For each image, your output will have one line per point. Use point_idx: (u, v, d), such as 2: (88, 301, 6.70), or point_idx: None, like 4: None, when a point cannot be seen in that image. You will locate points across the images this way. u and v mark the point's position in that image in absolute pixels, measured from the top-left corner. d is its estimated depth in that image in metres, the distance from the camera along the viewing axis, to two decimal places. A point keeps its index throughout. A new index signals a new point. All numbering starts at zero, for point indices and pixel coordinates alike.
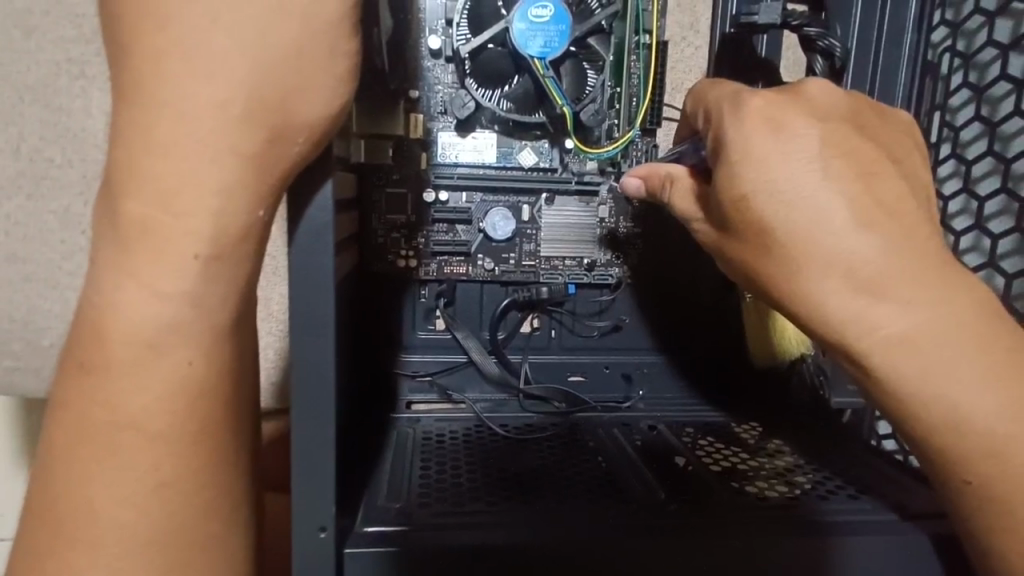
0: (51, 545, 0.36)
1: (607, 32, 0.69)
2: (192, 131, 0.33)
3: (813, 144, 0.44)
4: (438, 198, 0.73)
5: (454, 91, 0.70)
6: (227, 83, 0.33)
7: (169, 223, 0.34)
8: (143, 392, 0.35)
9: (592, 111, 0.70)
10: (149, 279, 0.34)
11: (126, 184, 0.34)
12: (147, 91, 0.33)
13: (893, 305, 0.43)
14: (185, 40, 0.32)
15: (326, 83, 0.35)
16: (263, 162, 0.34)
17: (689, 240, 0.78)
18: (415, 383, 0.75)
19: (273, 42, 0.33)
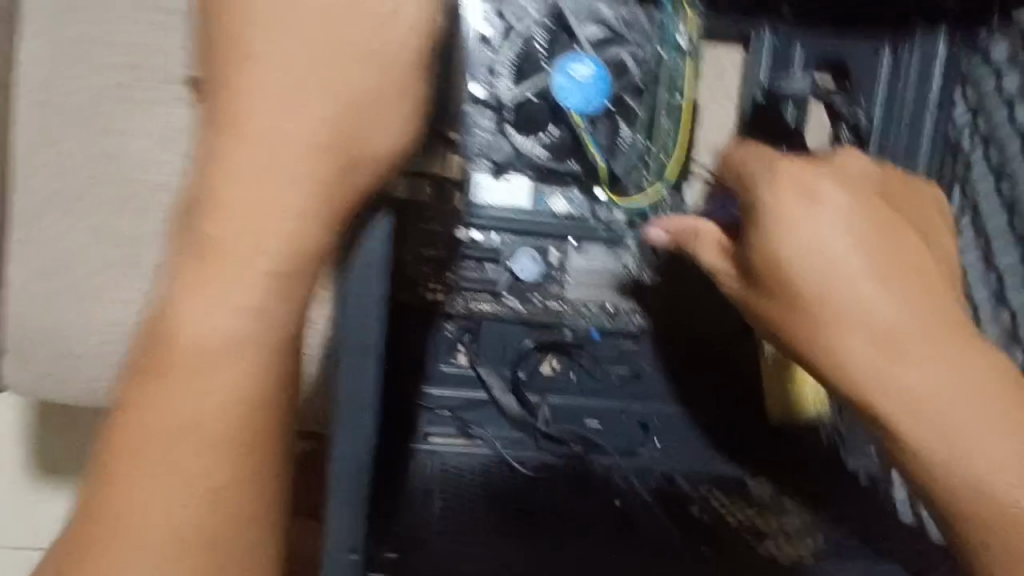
0: (97, 543, 0.38)
1: (640, 93, 0.74)
2: (277, 156, 0.37)
3: (840, 216, 0.47)
4: (471, 236, 0.76)
5: (492, 136, 0.74)
6: (316, 119, 0.38)
7: (248, 240, 0.37)
8: (202, 403, 0.37)
9: (624, 164, 0.75)
10: (218, 295, 0.37)
11: (211, 204, 0.37)
12: (241, 120, 0.37)
13: (915, 373, 0.44)
14: (282, 80, 0.38)
15: (395, 120, 0.40)
16: (337, 188, 0.39)
17: (713, 291, 0.79)
18: (434, 416, 0.76)
19: (356, 87, 0.38)
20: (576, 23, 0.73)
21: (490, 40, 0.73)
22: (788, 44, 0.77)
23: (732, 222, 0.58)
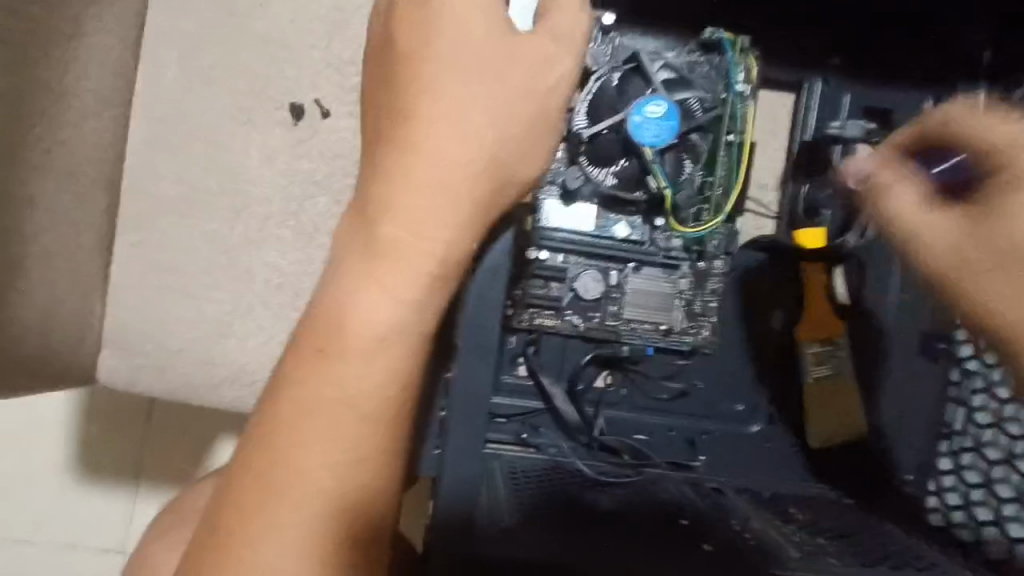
0: (266, 485, 0.47)
1: (703, 131, 0.79)
2: (445, 173, 0.48)
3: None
4: (539, 256, 0.81)
5: (563, 166, 0.79)
6: (482, 145, 0.49)
7: (405, 244, 0.47)
8: (358, 377, 0.47)
9: (686, 195, 0.80)
10: (385, 285, 0.47)
11: (383, 209, 0.48)
12: (415, 138, 0.48)
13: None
14: (455, 104, 0.49)
15: (537, 156, 0.51)
16: (488, 207, 0.49)
17: (782, 307, 0.88)
18: (495, 425, 0.80)
19: (514, 118, 0.50)
20: (646, 66, 0.79)
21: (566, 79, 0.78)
22: (836, 93, 0.84)
23: (952, 179, 0.63)
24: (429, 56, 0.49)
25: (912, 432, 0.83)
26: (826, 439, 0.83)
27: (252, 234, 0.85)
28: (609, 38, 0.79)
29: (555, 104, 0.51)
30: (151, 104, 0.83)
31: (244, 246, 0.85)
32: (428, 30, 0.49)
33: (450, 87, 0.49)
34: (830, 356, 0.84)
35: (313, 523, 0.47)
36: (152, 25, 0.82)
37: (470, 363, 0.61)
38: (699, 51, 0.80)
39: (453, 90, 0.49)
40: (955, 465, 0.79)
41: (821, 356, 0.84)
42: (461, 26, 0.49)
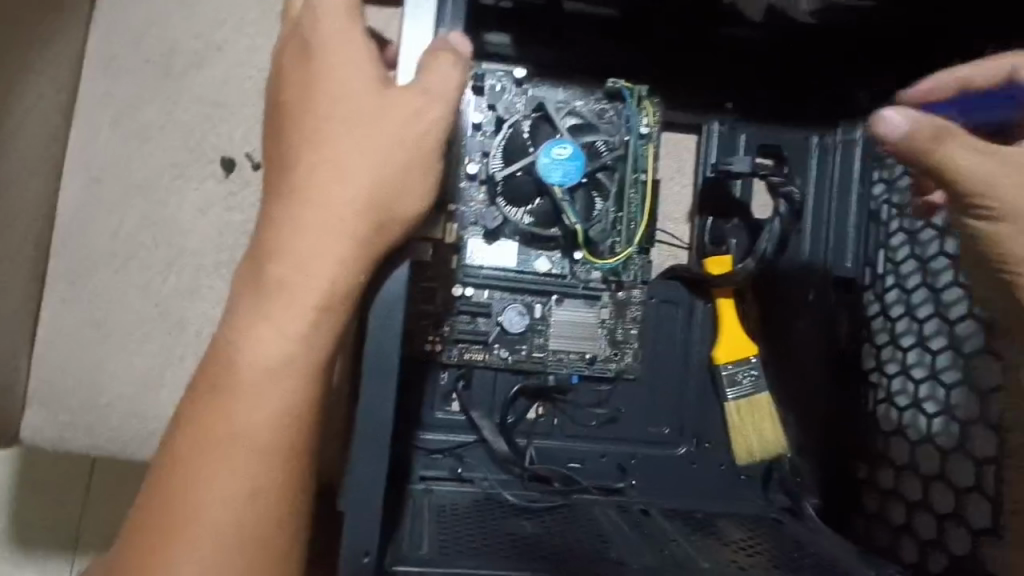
0: (160, 533, 0.44)
1: (611, 170, 0.86)
2: (329, 201, 0.44)
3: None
4: (464, 293, 0.85)
5: (484, 206, 0.85)
6: (366, 172, 0.45)
7: (287, 286, 0.44)
8: (255, 406, 0.44)
9: (599, 229, 0.85)
10: (274, 315, 0.44)
11: (270, 250, 0.45)
12: (304, 157, 0.45)
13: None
14: (340, 125, 0.45)
15: (418, 189, 0.46)
16: (371, 242, 0.45)
17: (706, 335, 0.91)
18: (430, 460, 0.83)
19: (399, 148, 0.45)
20: (554, 113, 0.86)
21: (482, 128, 0.85)
22: (734, 132, 0.91)
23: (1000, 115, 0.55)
24: (313, 91, 0.46)
25: (827, 451, 0.88)
26: (748, 455, 0.88)
27: (183, 286, 0.84)
28: (523, 89, 0.86)
29: (443, 125, 0.46)
30: (87, 163, 0.84)
31: (176, 298, 0.84)
32: (306, 68, 0.46)
33: (337, 106, 0.45)
34: (744, 375, 0.88)
35: (221, 567, 0.44)
36: (89, 87, 0.85)
37: (368, 401, 0.49)
38: (605, 99, 0.88)
39: (332, 124, 0.45)
40: (870, 474, 0.84)
41: (736, 377, 0.88)
42: (341, 61, 0.45)
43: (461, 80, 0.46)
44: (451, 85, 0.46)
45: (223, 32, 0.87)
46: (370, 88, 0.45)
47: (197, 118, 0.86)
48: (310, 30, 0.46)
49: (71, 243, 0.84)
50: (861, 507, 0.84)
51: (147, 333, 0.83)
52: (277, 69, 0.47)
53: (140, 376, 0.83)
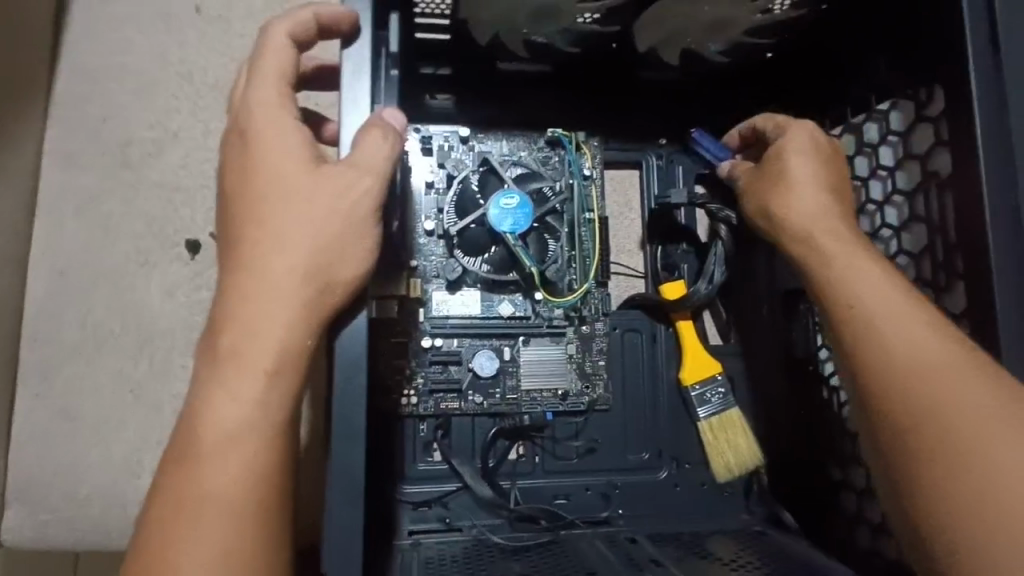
0: None
1: (560, 212, 0.90)
2: (273, 278, 0.47)
3: (809, 167, 0.69)
4: (433, 343, 0.88)
5: (444, 259, 0.89)
6: (304, 246, 0.48)
7: (240, 358, 0.47)
8: (223, 473, 0.46)
9: (555, 268, 0.89)
10: (231, 386, 0.47)
11: (224, 323, 0.48)
12: (249, 237, 0.48)
13: (803, 240, 0.66)
14: (280, 205, 0.48)
15: (358, 258, 0.49)
16: (316, 307, 0.48)
17: (673, 360, 0.94)
18: (418, 513, 0.85)
19: (334, 221, 0.49)
20: (500, 165, 0.91)
21: (435, 185, 0.90)
22: (671, 164, 0.98)
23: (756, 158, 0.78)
24: (252, 175, 0.49)
25: (800, 458, 0.92)
26: (727, 472, 0.89)
27: (156, 366, 0.86)
28: (469, 145, 0.92)
29: (375, 193, 0.50)
30: (50, 256, 0.87)
31: (149, 380, 0.85)
32: (246, 155, 0.50)
33: (276, 188, 0.49)
34: (713, 393, 0.91)
35: None
36: (50, 186, 0.88)
37: (338, 456, 0.51)
38: (547, 147, 0.94)
39: (271, 202, 0.49)
40: (844, 476, 0.86)
41: (705, 396, 0.91)
42: (275, 146, 0.49)
43: (390, 150, 0.50)
44: (378, 156, 0.50)
45: (178, 121, 0.92)
46: (304, 167, 0.49)
47: (157, 205, 0.89)
48: (245, 119, 0.50)
49: (40, 336, 0.85)
50: (836, 507, 0.86)
51: (123, 418, 0.84)
52: (222, 158, 0.52)
53: (119, 463, 0.83)
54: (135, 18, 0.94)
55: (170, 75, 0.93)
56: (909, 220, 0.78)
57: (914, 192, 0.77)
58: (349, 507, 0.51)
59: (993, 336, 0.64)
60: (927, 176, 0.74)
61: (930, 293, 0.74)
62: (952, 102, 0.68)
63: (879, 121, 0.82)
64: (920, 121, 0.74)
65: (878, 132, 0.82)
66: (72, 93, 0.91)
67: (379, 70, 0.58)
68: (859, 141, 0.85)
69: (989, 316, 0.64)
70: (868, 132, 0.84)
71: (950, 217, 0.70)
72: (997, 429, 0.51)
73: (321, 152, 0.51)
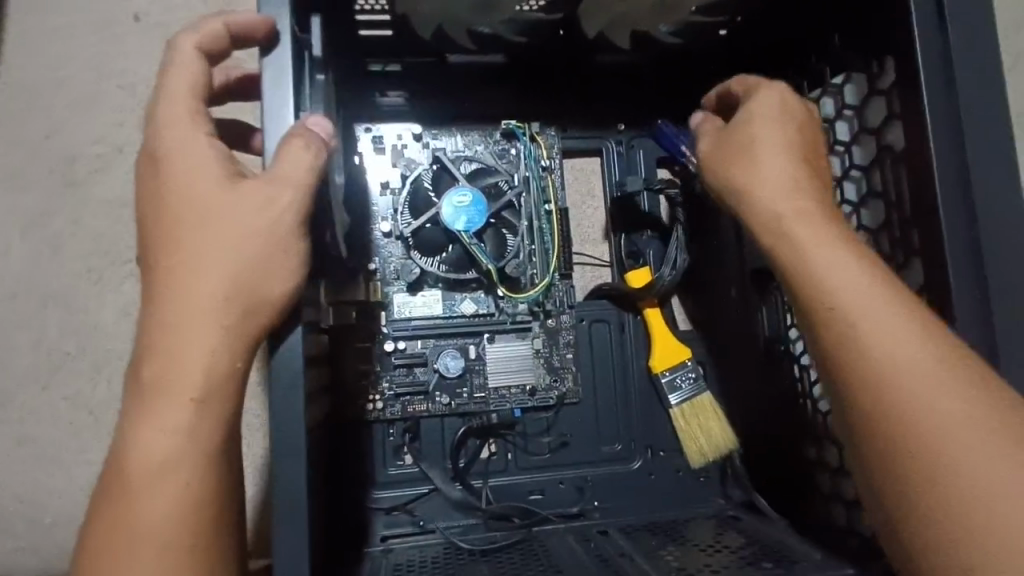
0: None
1: (516, 206, 0.89)
2: (194, 302, 0.46)
3: (775, 133, 0.62)
4: (396, 346, 0.87)
5: (403, 260, 0.87)
6: (225, 267, 0.47)
7: (167, 386, 0.46)
8: (157, 503, 0.46)
9: (515, 263, 0.88)
10: (157, 415, 0.46)
11: (147, 351, 0.47)
12: (166, 261, 0.47)
13: (779, 228, 0.58)
14: (198, 227, 0.47)
15: (284, 274, 0.48)
16: (241, 329, 0.47)
17: (641, 348, 0.93)
18: (391, 518, 0.84)
19: (254, 239, 0.48)
20: (453, 162, 0.89)
21: (390, 186, 0.88)
22: (631, 150, 0.96)
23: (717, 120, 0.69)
24: (166, 197, 0.48)
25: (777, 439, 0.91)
26: (701, 458, 0.89)
27: (114, 388, 0.84)
28: (423, 142, 0.90)
29: (296, 208, 0.49)
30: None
31: (109, 402, 0.84)
32: (159, 176, 0.48)
33: (192, 210, 0.48)
34: (683, 379, 0.90)
35: None
36: None
37: (280, 475, 0.51)
38: (503, 140, 0.92)
39: (190, 220, 0.48)
40: (819, 456, 0.85)
41: (675, 382, 0.90)
42: (188, 166, 0.48)
43: (312, 161, 0.49)
44: (299, 168, 0.49)
45: (123, 136, 0.89)
46: (222, 184, 0.48)
47: (107, 223, 0.88)
48: (158, 137, 0.49)
49: None
50: (814, 488, 0.86)
51: (83, 442, 0.83)
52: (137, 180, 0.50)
53: (82, 487, 0.83)
54: (72, 32, 0.91)
55: (112, 89, 0.90)
56: (867, 195, 0.77)
57: (870, 166, 0.76)
58: (294, 524, 0.51)
59: (948, 311, 0.63)
60: (882, 150, 0.73)
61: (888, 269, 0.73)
62: (902, 73, 0.67)
63: (834, 95, 0.80)
64: (874, 93, 0.73)
65: (834, 106, 0.81)
66: (13, 113, 0.89)
67: (304, 76, 0.57)
68: (817, 116, 0.84)
69: (943, 291, 0.63)
70: (824, 107, 0.83)
71: (905, 191, 0.69)
72: (978, 426, 0.49)
73: (239, 168, 0.50)
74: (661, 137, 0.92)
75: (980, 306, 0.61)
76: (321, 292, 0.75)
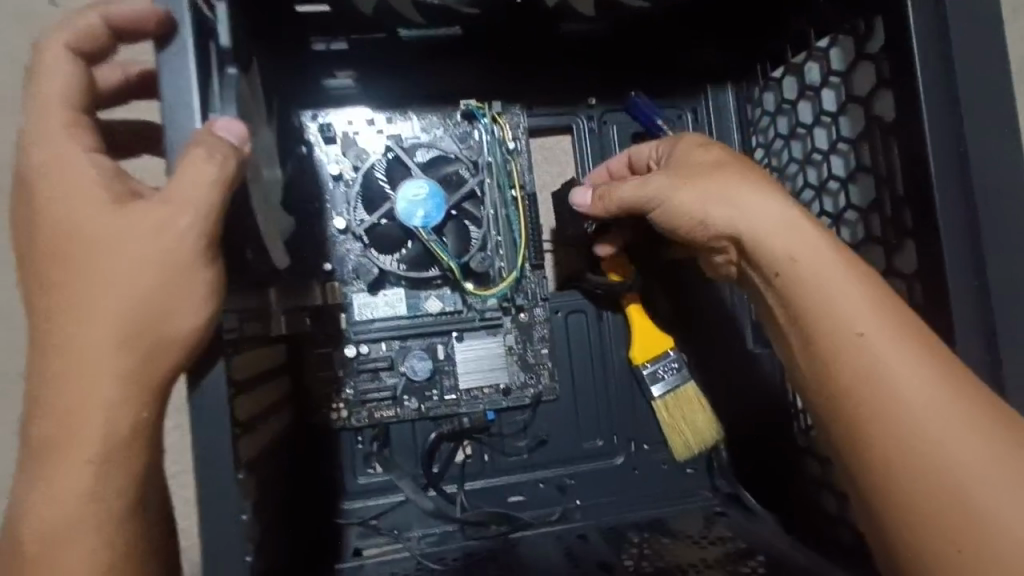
0: None
1: (479, 196, 0.82)
2: (91, 347, 0.46)
3: (710, 163, 0.62)
4: (359, 350, 0.82)
5: (362, 257, 0.81)
6: (119, 311, 0.46)
7: (72, 429, 0.47)
8: (76, 552, 0.48)
9: (481, 257, 0.81)
10: (64, 465, 0.47)
11: (47, 399, 0.47)
12: (60, 306, 0.47)
13: (778, 249, 0.54)
14: (89, 271, 0.47)
15: (189, 310, 0.47)
16: (143, 374, 0.47)
17: (623, 341, 0.87)
18: (362, 530, 0.81)
19: (149, 279, 0.46)
20: (408, 150, 0.82)
21: (343, 176, 0.81)
22: (604, 126, 0.89)
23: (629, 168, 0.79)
24: (55, 237, 0.47)
25: (761, 425, 0.87)
26: (687, 451, 0.84)
27: None
28: (377, 128, 0.83)
29: (195, 243, 0.46)
30: None
31: None
32: (45, 217, 0.48)
33: (81, 254, 0.47)
34: (666, 369, 0.84)
35: None
36: None
37: (212, 522, 0.49)
38: (463, 122, 0.85)
39: (83, 254, 0.47)
40: (808, 442, 0.81)
41: (657, 373, 0.84)
42: (73, 207, 0.47)
43: (211, 181, 0.46)
44: (199, 189, 0.46)
45: None
46: (107, 225, 0.47)
47: None
48: (45, 170, 0.48)
49: None
50: (801, 475, 0.82)
51: None
52: (20, 218, 0.49)
53: None
54: None
55: None
56: (855, 170, 0.70)
57: (858, 139, 0.69)
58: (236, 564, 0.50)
59: (942, 299, 0.58)
60: (870, 122, 0.67)
61: (878, 251, 0.68)
62: (893, 37, 0.60)
63: (819, 60, 0.73)
64: (861, 58, 0.66)
65: (819, 72, 0.74)
66: None
67: (210, 74, 0.50)
68: (801, 83, 0.77)
69: (938, 277, 0.58)
70: (809, 73, 0.76)
71: (896, 166, 0.63)
72: (987, 467, 0.46)
73: (125, 199, 0.48)
74: (636, 113, 0.86)
75: (979, 296, 0.56)
76: (274, 297, 0.72)
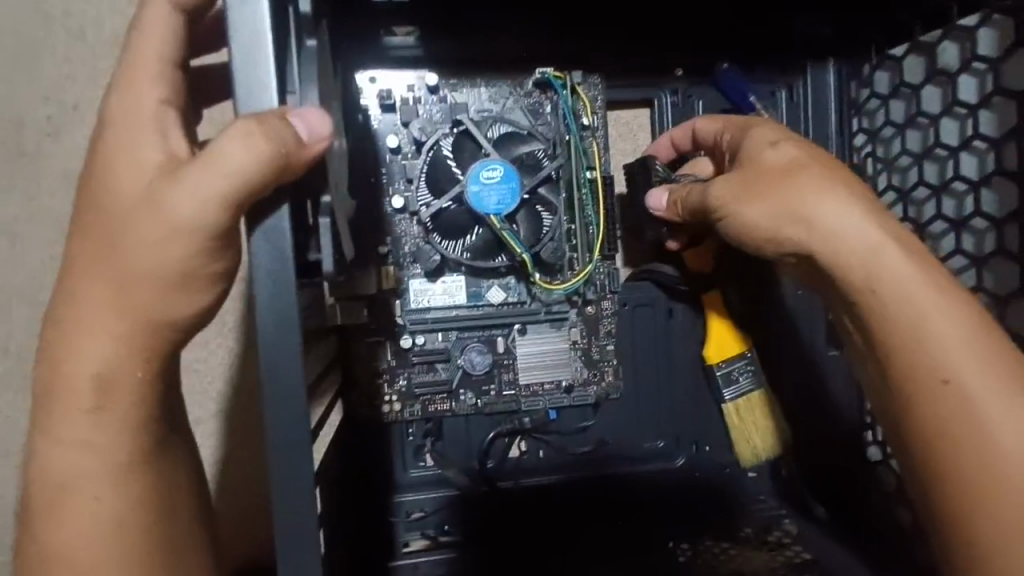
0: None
1: (554, 180, 0.75)
2: (93, 316, 0.44)
3: (781, 158, 0.54)
4: (414, 341, 0.76)
5: (421, 241, 0.74)
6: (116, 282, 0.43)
7: (70, 384, 0.44)
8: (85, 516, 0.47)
9: (552, 248, 0.75)
10: (65, 423, 0.45)
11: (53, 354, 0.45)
12: (73, 268, 0.45)
13: (861, 270, 0.48)
14: (100, 235, 0.44)
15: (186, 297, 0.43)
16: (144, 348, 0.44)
17: (694, 341, 0.82)
18: (411, 523, 0.78)
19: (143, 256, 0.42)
20: (478, 124, 0.73)
21: (402, 150, 0.73)
22: (688, 101, 0.80)
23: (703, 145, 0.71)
24: (88, 196, 0.45)
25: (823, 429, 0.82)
26: (753, 459, 0.79)
27: None
28: (440, 95, 0.74)
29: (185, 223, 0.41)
30: None
31: None
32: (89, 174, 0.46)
33: (99, 217, 0.44)
34: (741, 372, 0.79)
35: None
36: None
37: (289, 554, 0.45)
38: (533, 92, 0.76)
39: (105, 215, 0.44)
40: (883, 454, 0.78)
41: (731, 376, 0.79)
42: (101, 168, 0.45)
43: (230, 165, 0.39)
44: (218, 182, 0.39)
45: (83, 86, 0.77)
46: (122, 192, 0.43)
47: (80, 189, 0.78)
48: (108, 121, 0.46)
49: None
50: (873, 483, 0.78)
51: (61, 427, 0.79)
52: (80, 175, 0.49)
53: None
54: None
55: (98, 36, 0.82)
56: (993, 173, 0.64)
57: (1005, 139, 0.62)
58: None
59: None
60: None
61: (1013, 269, 0.62)
62: None
63: (960, 40, 0.65)
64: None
65: (958, 56, 0.65)
66: None
67: (288, 45, 0.43)
68: (931, 66, 0.67)
69: None
70: (944, 54, 0.66)
71: None
72: None
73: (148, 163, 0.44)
74: (727, 88, 0.77)
75: None
76: (326, 289, 0.66)
